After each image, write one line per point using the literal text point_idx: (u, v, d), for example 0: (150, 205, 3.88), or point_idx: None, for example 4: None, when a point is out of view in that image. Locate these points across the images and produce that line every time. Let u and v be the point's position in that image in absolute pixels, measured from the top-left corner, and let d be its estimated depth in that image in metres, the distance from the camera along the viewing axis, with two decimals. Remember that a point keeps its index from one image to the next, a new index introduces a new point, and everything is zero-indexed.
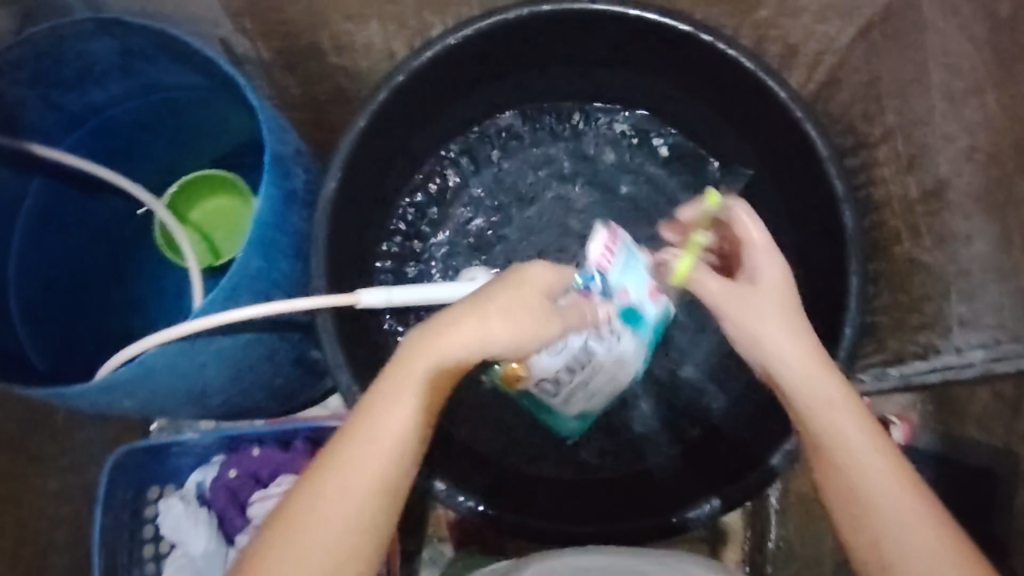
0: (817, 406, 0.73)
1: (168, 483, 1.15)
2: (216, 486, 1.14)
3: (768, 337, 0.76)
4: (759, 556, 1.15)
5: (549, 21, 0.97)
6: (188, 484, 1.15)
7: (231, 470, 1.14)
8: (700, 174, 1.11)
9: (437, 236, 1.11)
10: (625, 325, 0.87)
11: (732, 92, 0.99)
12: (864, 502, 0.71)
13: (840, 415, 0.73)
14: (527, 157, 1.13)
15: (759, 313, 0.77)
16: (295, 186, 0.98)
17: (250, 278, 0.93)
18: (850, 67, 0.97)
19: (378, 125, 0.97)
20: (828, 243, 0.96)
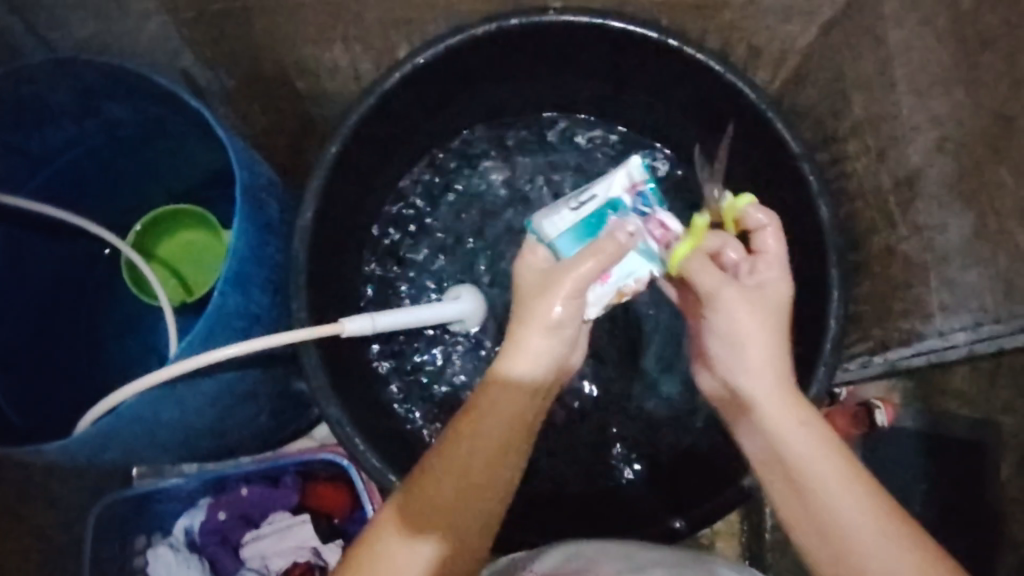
0: (775, 415, 0.74)
1: (156, 531, 1.15)
2: (207, 530, 1.13)
3: (754, 341, 0.76)
4: (757, 546, 1.16)
5: (516, 36, 0.97)
6: (178, 530, 1.14)
7: (220, 513, 1.14)
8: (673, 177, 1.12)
9: (416, 257, 1.09)
10: (579, 213, 0.80)
11: (701, 96, 1.00)
12: (823, 521, 0.69)
13: (787, 419, 0.73)
14: (501, 172, 1.11)
15: (746, 323, 0.76)
16: (270, 218, 0.96)
17: (229, 315, 0.91)
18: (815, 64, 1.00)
19: (351, 149, 0.96)
20: (806, 239, 0.98)
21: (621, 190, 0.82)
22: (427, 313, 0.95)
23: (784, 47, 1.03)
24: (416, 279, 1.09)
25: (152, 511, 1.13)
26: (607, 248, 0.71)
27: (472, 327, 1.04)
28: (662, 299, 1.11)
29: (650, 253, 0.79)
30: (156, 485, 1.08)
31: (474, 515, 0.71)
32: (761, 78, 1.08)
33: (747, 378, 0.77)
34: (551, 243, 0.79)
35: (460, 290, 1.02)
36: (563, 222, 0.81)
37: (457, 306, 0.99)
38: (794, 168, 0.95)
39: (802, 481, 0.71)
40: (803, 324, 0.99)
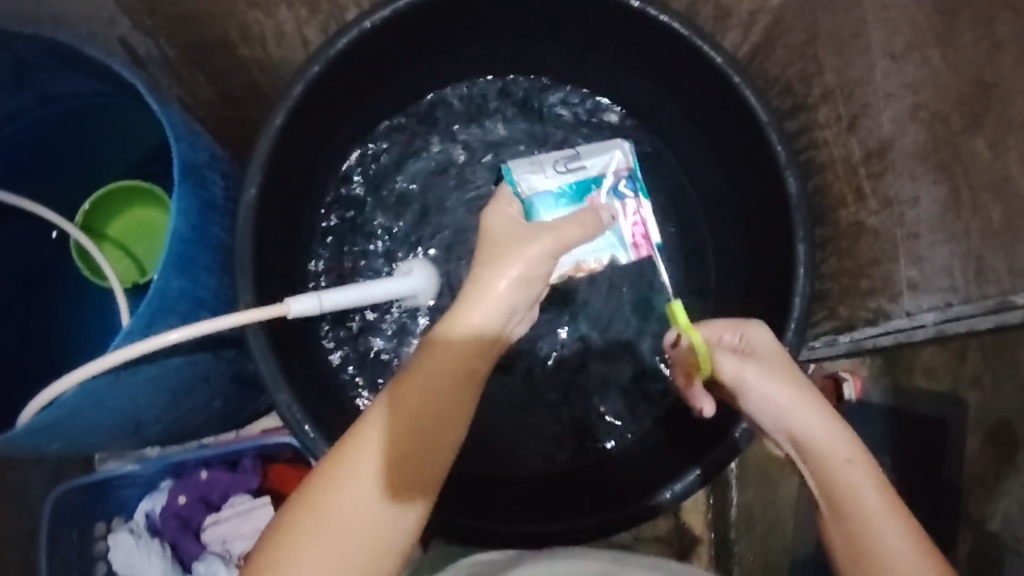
0: (821, 446, 0.66)
1: (117, 514, 1.14)
2: (167, 514, 1.12)
3: (777, 393, 0.69)
4: (722, 522, 1.16)
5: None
6: (138, 516, 1.14)
7: (180, 497, 1.13)
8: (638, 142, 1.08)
9: (371, 229, 1.05)
10: (571, 184, 0.99)
11: (665, 60, 0.95)
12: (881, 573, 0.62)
13: (833, 446, 0.66)
14: (454, 141, 1.07)
15: (767, 373, 0.70)
16: (213, 195, 0.92)
17: (173, 298, 0.87)
18: (785, 26, 0.92)
19: (296, 119, 0.91)
20: (770, 212, 0.93)
21: (608, 171, 1.00)
22: (377, 288, 0.92)
23: (755, 8, 0.94)
24: (370, 252, 1.05)
25: (111, 496, 1.12)
26: (587, 218, 0.70)
27: (428, 302, 1.01)
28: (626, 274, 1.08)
29: (622, 247, 1.01)
30: (116, 471, 1.09)
31: (432, 472, 0.62)
32: (732, 41, 1.01)
33: (774, 424, 0.70)
34: (529, 199, 0.97)
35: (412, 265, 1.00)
36: (551, 187, 0.98)
37: (411, 280, 0.96)
38: (761, 138, 0.90)
39: (857, 536, 0.63)
40: (767, 302, 0.96)
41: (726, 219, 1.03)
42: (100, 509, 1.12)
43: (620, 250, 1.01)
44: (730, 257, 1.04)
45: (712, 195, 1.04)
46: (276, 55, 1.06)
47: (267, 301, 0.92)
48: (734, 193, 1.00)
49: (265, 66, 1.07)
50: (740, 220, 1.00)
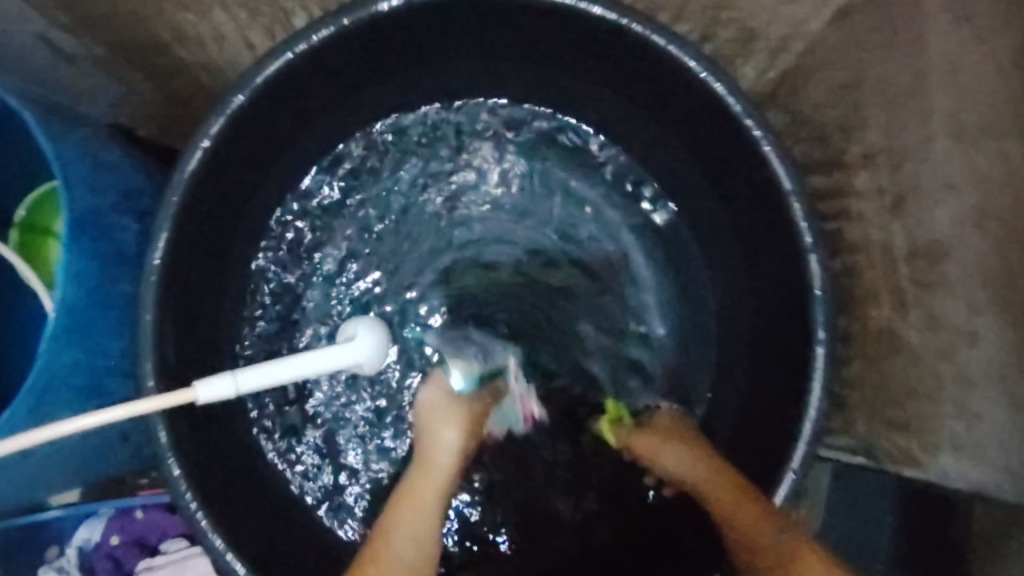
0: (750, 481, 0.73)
1: (51, 545, 1.03)
2: (98, 556, 1.03)
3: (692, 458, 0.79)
4: None
5: (428, 10, 0.79)
6: (68, 552, 1.03)
7: (112, 537, 1.03)
8: (631, 183, 0.97)
9: (322, 264, 0.95)
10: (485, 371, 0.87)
11: (666, 92, 0.84)
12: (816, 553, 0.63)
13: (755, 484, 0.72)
14: (418, 172, 0.97)
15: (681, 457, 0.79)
16: (123, 245, 0.79)
17: (67, 372, 0.74)
18: (823, 55, 0.83)
19: (222, 153, 0.80)
20: (786, 290, 0.82)
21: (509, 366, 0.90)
22: (306, 366, 0.79)
23: (786, 32, 0.83)
24: (318, 290, 0.95)
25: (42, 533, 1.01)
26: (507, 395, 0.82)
27: (372, 368, 0.89)
28: (605, 331, 0.96)
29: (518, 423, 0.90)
30: (38, 518, 0.95)
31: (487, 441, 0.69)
32: (750, 66, 0.88)
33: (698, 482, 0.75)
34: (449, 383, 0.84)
35: (357, 332, 0.87)
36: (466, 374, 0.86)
37: (352, 352, 0.84)
38: (783, 208, 0.79)
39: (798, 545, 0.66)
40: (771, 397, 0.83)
41: (734, 281, 0.91)
42: (26, 548, 1.00)
43: (511, 420, 0.89)
44: (738, 329, 0.91)
45: (723, 256, 0.92)
46: (220, 57, 0.92)
47: (175, 367, 0.81)
48: (745, 259, 0.89)
49: (210, 67, 0.93)
50: (749, 292, 0.89)
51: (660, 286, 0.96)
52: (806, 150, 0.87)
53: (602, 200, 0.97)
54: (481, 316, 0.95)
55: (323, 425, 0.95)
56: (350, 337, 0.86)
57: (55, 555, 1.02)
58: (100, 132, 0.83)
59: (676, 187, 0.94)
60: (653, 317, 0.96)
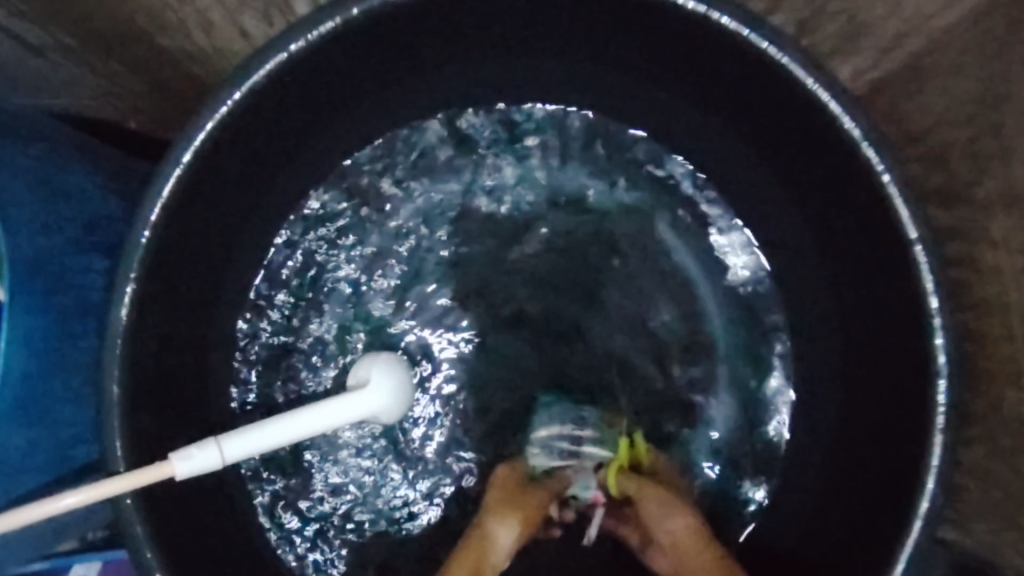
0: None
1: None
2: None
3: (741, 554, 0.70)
4: None
5: (479, 5, 0.66)
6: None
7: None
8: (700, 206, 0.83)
9: (329, 293, 0.82)
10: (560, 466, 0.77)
11: (757, 102, 0.69)
12: None
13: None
14: (449, 188, 0.83)
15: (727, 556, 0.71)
16: (89, 291, 0.67)
17: (20, 453, 0.62)
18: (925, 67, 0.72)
19: (217, 177, 0.67)
20: (902, 357, 0.67)
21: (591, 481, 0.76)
22: (306, 424, 0.67)
23: (906, 29, 0.71)
24: (325, 322, 0.82)
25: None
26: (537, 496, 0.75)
27: (392, 419, 0.76)
28: (670, 375, 0.83)
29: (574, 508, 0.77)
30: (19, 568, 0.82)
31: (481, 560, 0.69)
32: (850, 66, 0.73)
33: None
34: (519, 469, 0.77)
35: (370, 376, 0.75)
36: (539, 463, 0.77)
37: (364, 400, 0.72)
38: (902, 261, 0.64)
39: None
40: (882, 475, 0.70)
41: (826, 330, 0.77)
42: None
43: (589, 487, 0.76)
44: (826, 385, 0.78)
45: (816, 300, 0.77)
46: (209, 45, 0.78)
47: (155, 429, 0.69)
48: (839, 308, 0.74)
49: (197, 57, 0.78)
50: (843, 346, 0.75)
51: (732, 329, 0.83)
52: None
53: (664, 227, 0.84)
54: (520, 355, 0.82)
55: (326, 485, 0.82)
56: (363, 383, 0.74)
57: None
58: (68, 154, 0.70)
59: (765, 212, 0.79)
60: (722, 363, 0.83)
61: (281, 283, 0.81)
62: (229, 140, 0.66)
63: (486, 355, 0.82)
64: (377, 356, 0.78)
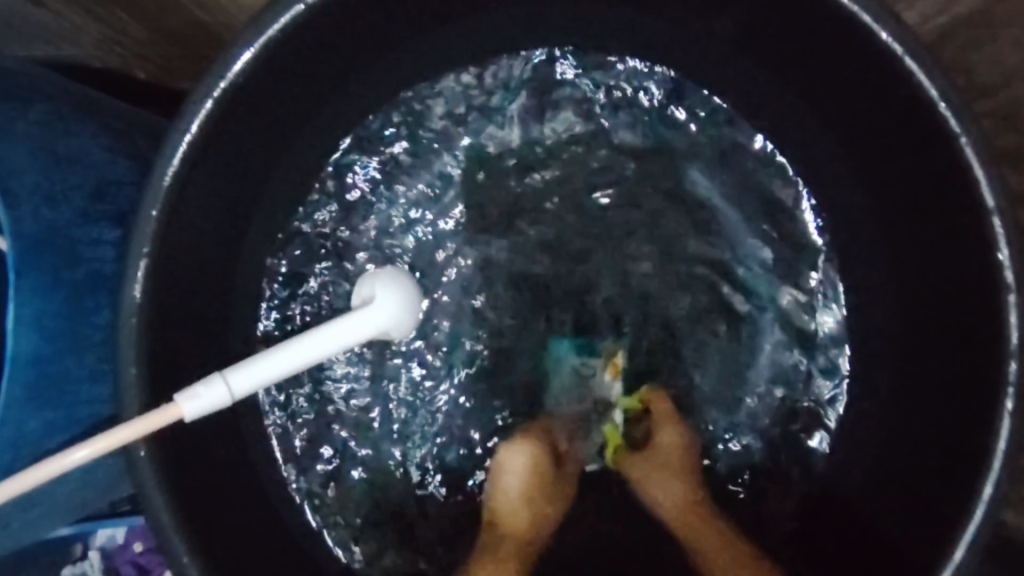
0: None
1: (73, 544, 0.85)
2: (122, 564, 0.87)
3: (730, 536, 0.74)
4: None
5: None
6: (90, 555, 0.86)
7: (135, 544, 0.87)
8: (748, 159, 0.78)
9: (353, 253, 0.78)
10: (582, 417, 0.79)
11: (817, 51, 0.63)
12: None
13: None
14: (477, 148, 0.78)
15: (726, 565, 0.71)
16: (97, 261, 0.63)
17: (38, 435, 0.59)
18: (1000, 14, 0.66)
19: (235, 139, 0.63)
20: (967, 326, 0.62)
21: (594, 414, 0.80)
22: (315, 349, 0.61)
23: None
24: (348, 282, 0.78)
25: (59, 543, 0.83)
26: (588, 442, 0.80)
27: (402, 334, 0.71)
28: (711, 339, 0.79)
29: None
30: (46, 538, 0.79)
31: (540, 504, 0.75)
32: (915, 12, 0.69)
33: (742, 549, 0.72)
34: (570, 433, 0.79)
35: (375, 294, 0.68)
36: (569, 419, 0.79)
37: (369, 320, 0.65)
38: (974, 228, 0.58)
39: None
40: (937, 448, 0.65)
41: (881, 297, 0.72)
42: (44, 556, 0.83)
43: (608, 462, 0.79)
44: (881, 353, 0.73)
45: (874, 267, 0.72)
46: None
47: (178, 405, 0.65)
48: (894, 272, 0.70)
49: (207, 3, 0.73)
50: (898, 310, 0.71)
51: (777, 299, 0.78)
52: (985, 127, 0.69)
53: (708, 181, 0.78)
54: (555, 319, 0.78)
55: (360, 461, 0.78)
56: (367, 301, 0.68)
57: (77, 557, 0.86)
58: (72, 114, 0.65)
59: (820, 166, 0.73)
60: (768, 322, 0.79)
61: (302, 242, 0.77)
62: (248, 99, 0.61)
63: (518, 316, 0.78)
64: (397, 270, 0.72)
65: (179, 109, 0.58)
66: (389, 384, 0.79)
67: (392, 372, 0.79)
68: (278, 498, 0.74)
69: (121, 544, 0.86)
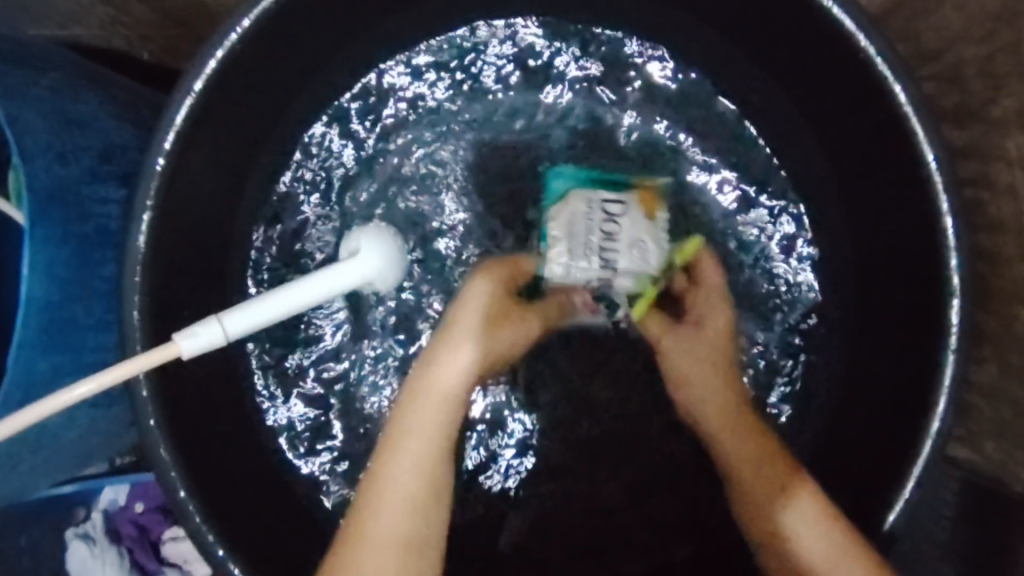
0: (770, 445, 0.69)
1: (76, 508, 0.91)
2: (123, 523, 0.91)
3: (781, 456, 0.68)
4: None
5: None
6: (93, 516, 0.91)
7: (137, 504, 0.92)
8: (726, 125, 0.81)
9: (339, 208, 0.81)
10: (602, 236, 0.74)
11: (771, 20, 0.68)
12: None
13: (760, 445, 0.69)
14: (449, 119, 0.82)
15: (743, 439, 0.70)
16: (101, 220, 0.68)
17: (47, 378, 0.64)
18: None
19: (234, 105, 0.68)
20: (911, 275, 0.67)
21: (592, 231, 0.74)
22: (309, 293, 0.66)
23: None
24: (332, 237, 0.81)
25: (66, 500, 0.88)
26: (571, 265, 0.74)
27: (385, 287, 0.76)
28: None
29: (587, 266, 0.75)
30: (54, 492, 0.84)
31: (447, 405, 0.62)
32: None
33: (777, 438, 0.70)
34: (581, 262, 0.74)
35: (360, 248, 0.73)
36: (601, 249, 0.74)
37: (354, 272, 0.70)
38: (915, 179, 0.63)
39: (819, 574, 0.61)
40: (889, 389, 0.70)
41: (840, 254, 0.77)
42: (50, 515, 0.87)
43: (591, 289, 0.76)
44: (839, 307, 0.78)
45: (832, 225, 0.77)
46: None
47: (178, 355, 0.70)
48: (851, 227, 0.75)
49: None
50: (856, 269, 0.75)
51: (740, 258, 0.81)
52: (933, 91, 0.74)
53: (685, 143, 0.81)
54: None
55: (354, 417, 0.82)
56: (353, 253, 0.73)
57: (80, 519, 0.91)
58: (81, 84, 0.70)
59: (782, 131, 0.78)
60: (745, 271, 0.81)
61: (295, 196, 0.81)
62: (245, 67, 0.66)
63: None
64: (383, 230, 0.77)
65: (181, 73, 0.62)
66: None
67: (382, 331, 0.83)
68: (271, 448, 0.78)
69: (122, 504, 0.91)
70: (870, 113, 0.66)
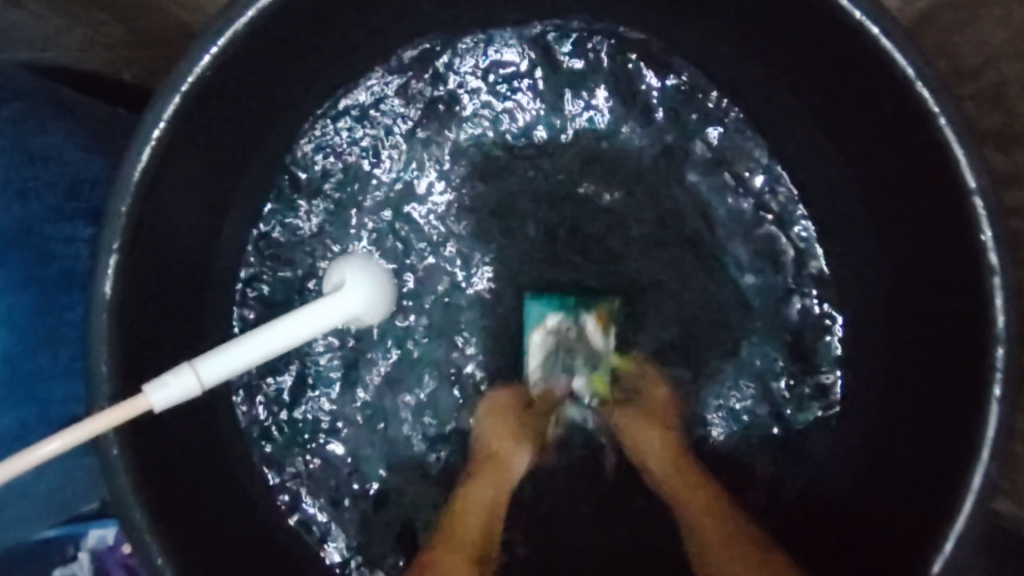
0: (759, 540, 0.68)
1: (65, 546, 0.84)
2: (112, 566, 0.85)
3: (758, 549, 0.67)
4: None
5: None
6: (81, 556, 0.84)
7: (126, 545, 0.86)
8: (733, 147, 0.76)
9: (324, 240, 0.77)
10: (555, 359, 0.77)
11: (794, 33, 0.62)
12: None
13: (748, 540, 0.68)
14: (443, 144, 0.78)
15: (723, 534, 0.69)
16: (69, 257, 0.62)
17: (9, 433, 0.59)
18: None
19: (209, 134, 0.63)
20: (952, 312, 0.61)
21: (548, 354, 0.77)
22: (290, 334, 0.62)
23: None
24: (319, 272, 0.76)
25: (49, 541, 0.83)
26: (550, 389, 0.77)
27: (374, 321, 0.70)
28: (701, 331, 0.77)
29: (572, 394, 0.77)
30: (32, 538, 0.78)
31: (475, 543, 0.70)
32: None
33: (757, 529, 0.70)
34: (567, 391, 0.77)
35: (346, 280, 0.68)
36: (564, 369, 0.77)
37: (340, 308, 0.65)
38: (957, 210, 0.57)
39: None
40: (926, 437, 0.64)
41: (871, 284, 0.71)
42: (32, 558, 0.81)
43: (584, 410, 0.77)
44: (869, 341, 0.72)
45: (861, 254, 0.71)
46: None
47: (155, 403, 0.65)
48: (882, 257, 0.69)
49: None
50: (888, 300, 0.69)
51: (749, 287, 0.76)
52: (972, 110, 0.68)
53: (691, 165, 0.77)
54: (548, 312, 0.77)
55: (348, 459, 0.77)
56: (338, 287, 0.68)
57: (68, 559, 0.84)
58: (50, 112, 0.65)
59: (806, 151, 0.72)
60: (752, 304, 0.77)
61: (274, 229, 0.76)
62: (221, 94, 0.61)
63: (504, 309, 0.78)
64: (375, 261, 0.71)
65: (148, 102, 0.57)
66: (372, 379, 0.78)
67: (378, 366, 0.78)
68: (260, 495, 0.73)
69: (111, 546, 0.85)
70: (905, 136, 0.60)
